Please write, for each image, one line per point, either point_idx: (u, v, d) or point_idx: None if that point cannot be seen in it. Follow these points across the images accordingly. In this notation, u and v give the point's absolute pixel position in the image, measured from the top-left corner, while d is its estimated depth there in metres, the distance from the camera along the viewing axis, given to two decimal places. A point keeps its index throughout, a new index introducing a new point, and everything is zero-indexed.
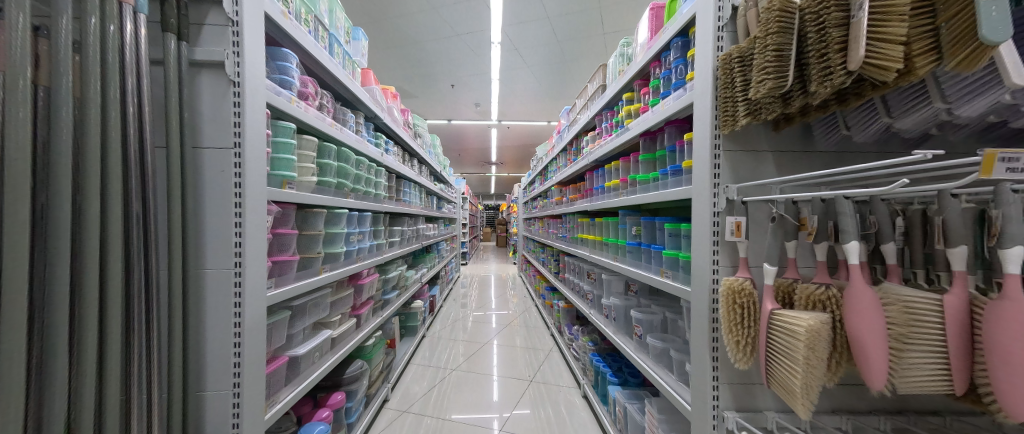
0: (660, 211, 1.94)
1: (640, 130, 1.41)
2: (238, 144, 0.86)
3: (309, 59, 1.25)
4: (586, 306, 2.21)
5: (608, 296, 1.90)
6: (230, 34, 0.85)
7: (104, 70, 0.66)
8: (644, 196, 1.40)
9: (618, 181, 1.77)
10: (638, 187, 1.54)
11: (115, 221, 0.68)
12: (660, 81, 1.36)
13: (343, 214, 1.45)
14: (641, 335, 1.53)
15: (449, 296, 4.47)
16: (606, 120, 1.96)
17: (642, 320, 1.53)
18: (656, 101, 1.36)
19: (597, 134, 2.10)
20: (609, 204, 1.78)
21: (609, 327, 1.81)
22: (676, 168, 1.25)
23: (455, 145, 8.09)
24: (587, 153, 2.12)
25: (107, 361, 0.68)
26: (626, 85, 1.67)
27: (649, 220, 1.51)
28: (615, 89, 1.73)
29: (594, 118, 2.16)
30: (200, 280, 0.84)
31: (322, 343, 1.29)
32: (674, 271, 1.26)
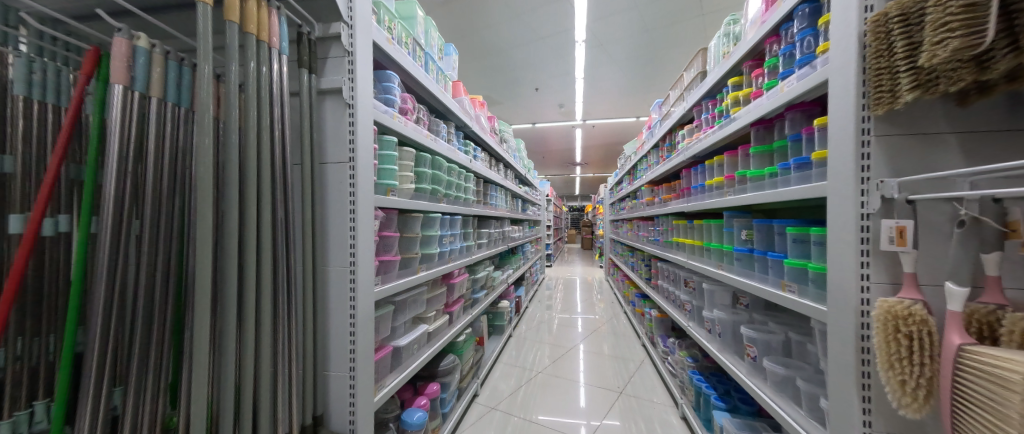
0: (778, 213, 1.62)
1: (751, 119, 1.19)
2: (352, 159, 0.99)
3: (409, 78, 1.40)
4: (683, 317, 1.97)
5: (709, 309, 1.66)
6: (345, 64, 0.99)
7: (259, 103, 0.82)
8: (758, 195, 1.18)
9: (722, 179, 1.53)
10: (748, 185, 1.30)
11: (267, 226, 0.83)
12: (778, 59, 1.13)
13: (437, 217, 1.57)
14: (754, 357, 1.28)
15: (535, 298, 4.50)
16: (707, 111, 1.72)
17: (755, 339, 1.28)
18: (773, 83, 1.14)
19: (695, 127, 1.87)
20: (713, 205, 1.55)
21: (710, 344, 1.57)
22: (801, 161, 1.01)
23: (539, 148, 8.17)
24: (683, 149, 1.90)
25: (263, 340, 0.83)
26: (733, 68, 1.44)
27: (764, 223, 1.27)
28: (719, 74, 1.50)
29: (692, 109, 1.92)
30: (325, 276, 1.00)
31: (419, 336, 1.43)
32: (801, 285, 1.02)
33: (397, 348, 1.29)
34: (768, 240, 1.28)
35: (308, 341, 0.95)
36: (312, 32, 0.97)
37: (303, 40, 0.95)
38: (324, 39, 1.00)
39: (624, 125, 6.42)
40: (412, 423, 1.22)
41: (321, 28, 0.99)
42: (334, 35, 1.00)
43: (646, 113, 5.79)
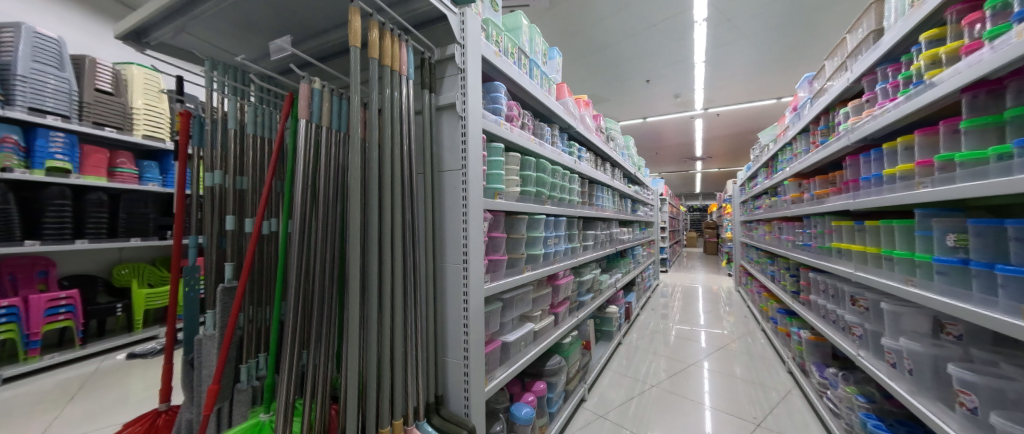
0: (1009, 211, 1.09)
1: (960, 83, 0.83)
2: (464, 165, 1.08)
3: (515, 86, 1.45)
4: (849, 343, 1.51)
5: (890, 335, 1.23)
6: (458, 80, 1.09)
7: (392, 123, 0.97)
8: (973, 187, 0.81)
9: (911, 166, 1.11)
10: (958, 173, 0.90)
11: (399, 226, 0.98)
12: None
13: (541, 219, 1.59)
14: (973, 408, 0.88)
15: (647, 305, 4.14)
16: (885, 80, 1.29)
17: (975, 384, 0.87)
18: (1002, 27, 0.76)
19: (865, 103, 1.42)
20: (893, 202, 1.14)
21: (892, 381, 1.16)
22: None
23: (652, 144, 7.51)
24: (846, 131, 1.46)
25: (397, 324, 0.97)
26: (927, 20, 1.04)
27: (987, 225, 0.86)
28: (901, 32, 1.11)
29: (859, 80, 1.46)
30: (444, 271, 1.11)
31: (526, 334, 1.47)
32: None
33: (505, 343, 1.36)
34: (996, 250, 0.87)
35: (431, 328, 1.07)
36: (432, 57, 1.10)
37: (426, 64, 1.08)
38: (441, 61, 1.12)
39: (760, 109, 5.36)
40: (520, 417, 1.25)
41: (439, 52, 1.11)
42: (449, 56, 1.11)
43: (793, 91, 4.71)
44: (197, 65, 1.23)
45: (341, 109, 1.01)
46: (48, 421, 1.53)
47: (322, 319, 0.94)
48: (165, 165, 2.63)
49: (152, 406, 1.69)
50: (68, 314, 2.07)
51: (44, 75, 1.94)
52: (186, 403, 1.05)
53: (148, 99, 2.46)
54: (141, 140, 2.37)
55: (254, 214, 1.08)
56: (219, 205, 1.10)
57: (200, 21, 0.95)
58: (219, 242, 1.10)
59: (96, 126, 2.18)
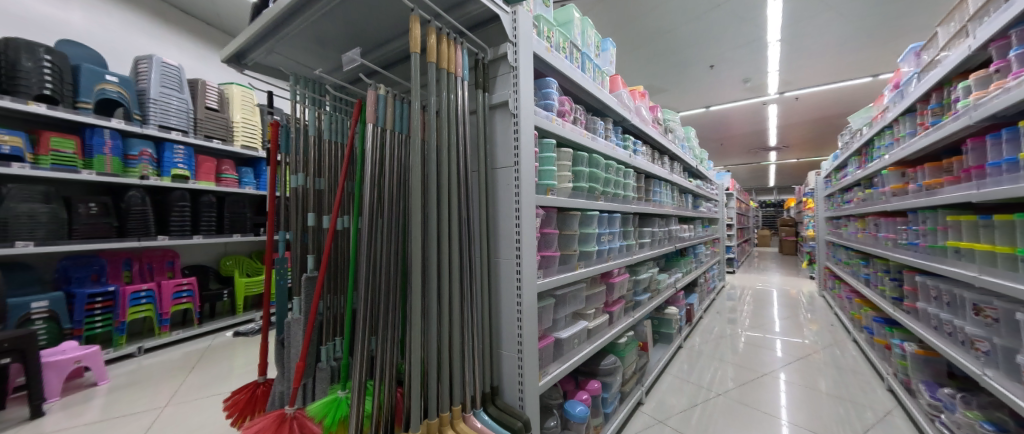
0: None
1: None
2: (517, 162, 1.09)
3: (567, 81, 1.43)
4: (968, 359, 1.26)
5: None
6: (511, 78, 1.10)
7: (448, 124, 1.01)
8: None
9: None
10: None
11: (456, 222, 1.02)
12: None
13: (595, 215, 1.55)
14: None
15: (711, 307, 3.83)
16: (1017, 46, 1.05)
17: None
18: None
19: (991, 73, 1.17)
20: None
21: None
22: None
23: (716, 134, 6.90)
24: (966, 108, 1.22)
25: (455, 316, 1.01)
26: None
27: None
28: None
29: (987, 46, 1.20)
30: (497, 266, 1.14)
31: (579, 332, 1.46)
32: None
33: (558, 340, 1.36)
34: None
35: (486, 320, 1.10)
36: (486, 57, 1.13)
37: (480, 64, 1.11)
38: (494, 60, 1.14)
39: (851, 89, 4.65)
40: (574, 414, 1.24)
41: (492, 51, 1.13)
42: (502, 55, 1.12)
43: (894, 66, 4.01)
44: (285, 81, 1.40)
45: (403, 113, 1.07)
46: (179, 385, 1.87)
47: (388, 307, 1.02)
48: (258, 171, 3.00)
49: (252, 378, 1.97)
50: (185, 298, 2.42)
51: (168, 97, 2.30)
52: (278, 377, 1.21)
53: (244, 114, 2.82)
54: (240, 150, 2.72)
55: (330, 212, 1.20)
56: (302, 203, 1.23)
57: (286, 40, 1.08)
58: (302, 237, 1.24)
59: (206, 139, 2.53)
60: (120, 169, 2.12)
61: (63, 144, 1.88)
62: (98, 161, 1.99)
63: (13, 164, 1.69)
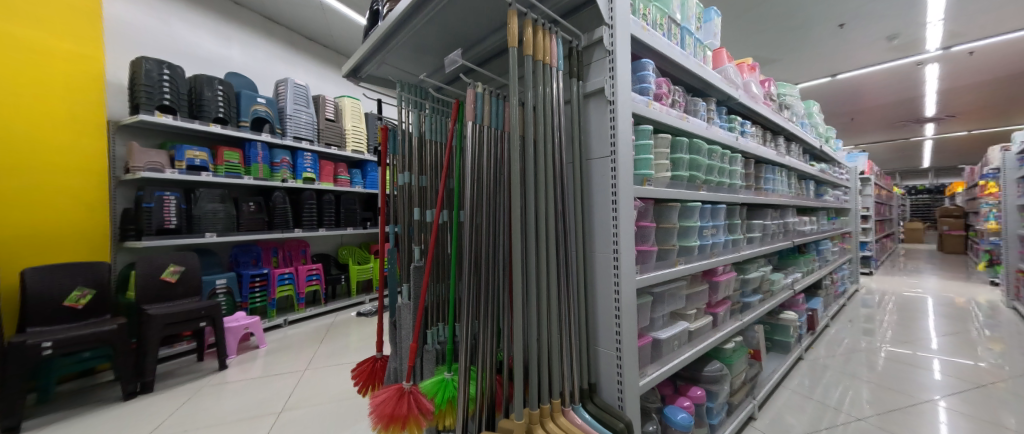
0: None
1: None
2: (613, 152, 1.04)
3: (664, 61, 1.31)
4: None
5: None
6: (607, 63, 1.04)
7: (543, 117, 1.00)
8: None
9: None
10: None
11: (553, 216, 1.00)
12: None
13: (697, 206, 1.40)
14: None
15: (838, 314, 3.21)
16: None
17: None
18: None
19: None
20: None
21: None
22: None
23: (844, 107, 5.67)
24: None
25: (553, 311, 1.00)
26: None
27: None
28: None
29: None
30: (593, 260, 1.10)
31: (679, 333, 1.34)
32: None
33: (657, 340, 1.27)
34: None
35: (584, 315, 1.07)
36: (579, 44, 1.08)
37: (574, 52, 1.07)
38: (589, 46, 1.09)
39: None
40: (677, 422, 1.15)
41: (587, 37, 1.08)
42: (597, 40, 1.06)
43: None
44: (392, 90, 1.57)
45: (498, 109, 1.09)
46: (314, 353, 2.25)
47: (488, 298, 1.06)
48: (366, 172, 3.39)
49: (367, 352, 2.28)
50: (315, 280, 2.87)
51: (299, 112, 2.73)
52: (392, 354, 1.36)
53: (354, 122, 3.21)
54: (351, 154, 3.12)
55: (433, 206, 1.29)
56: (408, 199, 1.35)
57: (395, 51, 1.23)
58: (408, 229, 1.36)
59: (326, 145, 2.96)
60: (268, 174, 2.58)
61: (231, 156, 2.37)
62: (254, 168, 2.47)
63: (202, 173, 2.20)
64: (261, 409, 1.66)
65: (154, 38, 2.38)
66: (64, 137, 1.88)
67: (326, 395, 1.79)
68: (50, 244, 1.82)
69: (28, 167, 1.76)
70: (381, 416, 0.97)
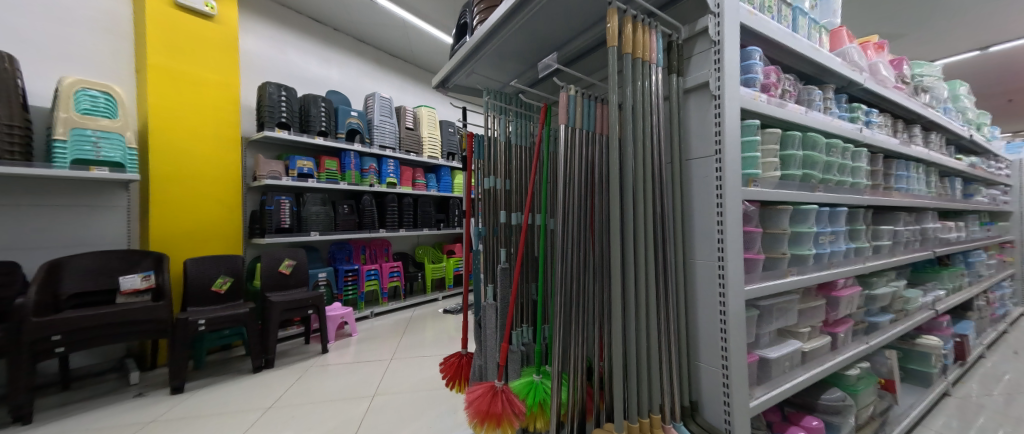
0: None
1: None
2: (719, 150, 0.95)
3: (773, 48, 1.17)
4: None
5: None
6: (712, 55, 0.96)
7: (642, 115, 0.95)
8: None
9: None
10: None
11: (651, 220, 0.95)
12: None
13: (814, 209, 1.23)
14: None
15: (996, 343, 2.58)
16: None
17: None
18: None
19: None
20: None
21: None
22: None
23: (999, 85, 4.57)
24: None
25: (651, 321, 0.94)
26: None
27: None
28: None
29: None
30: (692, 268, 1.02)
31: (791, 353, 1.19)
32: None
33: (764, 359, 1.14)
34: None
35: (682, 326, 1.00)
36: (680, 37, 1.01)
37: (674, 46, 1.01)
38: (690, 38, 1.01)
39: None
40: None
41: (688, 29, 1.01)
42: (701, 30, 0.99)
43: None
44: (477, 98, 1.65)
45: (590, 110, 1.07)
46: (397, 344, 2.44)
47: (581, 302, 1.05)
48: (440, 177, 3.59)
49: (444, 348, 2.41)
50: (397, 277, 3.10)
51: (384, 122, 2.99)
52: (476, 351, 1.40)
53: (430, 129, 3.42)
54: (427, 159, 3.33)
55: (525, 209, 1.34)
56: (493, 202, 1.40)
57: (484, 61, 1.29)
58: (494, 230, 1.41)
59: (407, 152, 3.20)
60: (359, 179, 2.85)
61: (330, 164, 2.68)
62: (348, 175, 2.75)
63: (308, 179, 2.52)
64: (355, 391, 1.84)
65: (275, 65, 2.78)
66: (212, 152, 2.29)
67: (411, 384, 1.92)
68: (200, 240, 2.22)
69: (187, 176, 2.18)
70: (477, 412, 1.01)
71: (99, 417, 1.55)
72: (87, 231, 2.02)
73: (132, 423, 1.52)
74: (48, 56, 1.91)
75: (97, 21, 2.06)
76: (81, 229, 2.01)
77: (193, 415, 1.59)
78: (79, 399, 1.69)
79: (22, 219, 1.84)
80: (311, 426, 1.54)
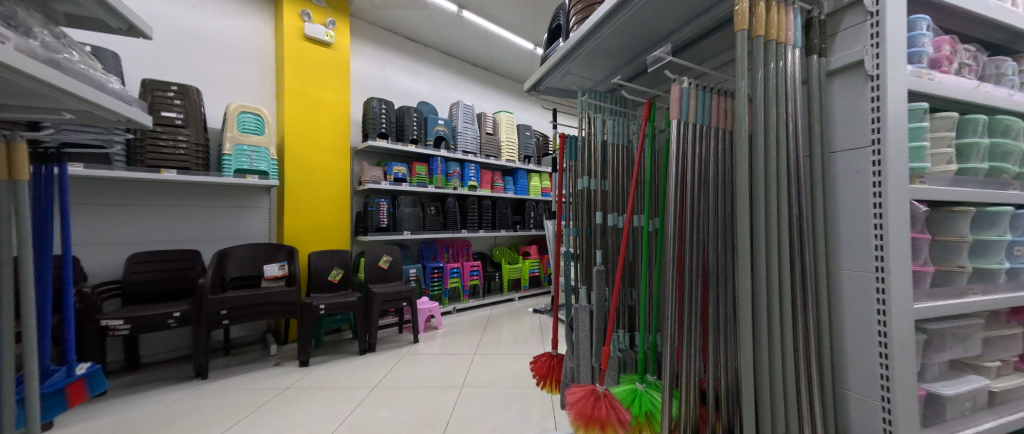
0: None
1: None
2: (879, 140, 0.80)
3: (946, 13, 0.96)
4: None
5: None
6: (868, 28, 0.82)
7: (775, 103, 0.85)
8: None
9: None
10: None
11: (785, 223, 0.83)
12: None
13: (1007, 212, 0.98)
14: None
15: None
16: None
17: None
18: None
19: None
20: None
21: None
22: None
23: None
24: None
25: (784, 337, 0.83)
26: None
27: None
28: None
29: None
30: (837, 278, 0.87)
31: (973, 392, 0.95)
32: None
33: (934, 396, 0.92)
34: None
35: (824, 347, 0.87)
36: (823, 12, 0.88)
37: (814, 24, 0.88)
38: (835, 12, 0.88)
39: None
40: None
41: (833, 2, 0.88)
42: (851, 2, 0.85)
43: None
44: (567, 98, 1.66)
45: (706, 103, 0.99)
46: (479, 340, 2.55)
47: (693, 311, 0.98)
48: (517, 179, 3.68)
49: (523, 347, 2.45)
50: (476, 275, 3.25)
51: (467, 129, 3.16)
52: (568, 354, 1.39)
53: (508, 133, 3.51)
54: (505, 162, 3.44)
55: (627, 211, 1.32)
56: (587, 204, 1.41)
57: (582, 61, 1.30)
58: (587, 232, 1.40)
59: (486, 157, 3.34)
60: (445, 183, 3.05)
61: (421, 169, 2.92)
62: (435, 179, 2.96)
63: (403, 184, 2.77)
64: (446, 380, 1.96)
65: (376, 82, 3.12)
66: (329, 160, 2.66)
67: (497, 380, 1.98)
68: (320, 235, 2.59)
69: (311, 182, 2.56)
70: (580, 414, 1.00)
71: (251, 380, 1.89)
72: (241, 227, 2.48)
73: (274, 387, 1.82)
74: (219, 87, 2.40)
75: (251, 56, 2.54)
76: (237, 225, 2.47)
77: (317, 386, 1.85)
78: (237, 363, 2.08)
79: (201, 217, 2.33)
80: (410, 407, 1.68)
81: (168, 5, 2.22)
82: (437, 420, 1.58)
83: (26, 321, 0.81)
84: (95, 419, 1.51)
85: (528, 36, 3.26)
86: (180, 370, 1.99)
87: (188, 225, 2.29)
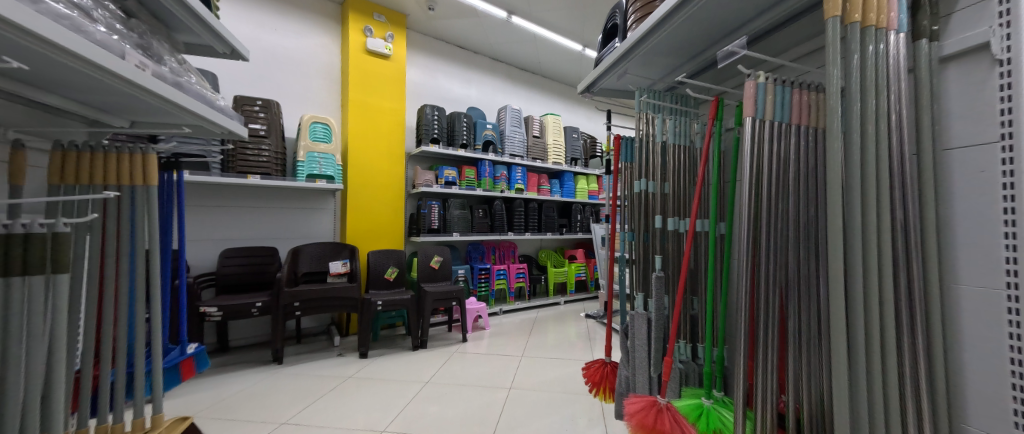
0: None
1: None
2: (1008, 135, 0.70)
3: None
4: None
5: None
6: (995, 5, 0.70)
7: (874, 95, 0.75)
8: None
9: None
10: None
11: (887, 230, 0.74)
12: None
13: None
14: None
15: None
16: None
17: None
18: None
19: None
20: None
21: None
22: None
23: None
24: None
25: (887, 361, 0.73)
26: None
27: None
28: None
29: None
30: (954, 292, 0.77)
31: None
32: None
33: None
34: None
35: (938, 374, 0.75)
36: None
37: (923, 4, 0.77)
38: None
39: None
40: None
41: None
42: None
43: None
44: (623, 97, 1.62)
45: (785, 98, 0.91)
46: (526, 342, 2.56)
47: (770, 324, 0.90)
48: (563, 182, 3.65)
49: (571, 352, 2.41)
50: (522, 278, 3.27)
51: (515, 132, 3.21)
52: (623, 365, 1.33)
53: (555, 136, 3.50)
54: (552, 165, 3.43)
55: (689, 215, 1.25)
56: (644, 207, 1.36)
57: (640, 61, 1.26)
58: (645, 237, 1.36)
59: (533, 160, 3.35)
60: (492, 186, 3.11)
61: (470, 173, 3.01)
62: (484, 182, 3.03)
63: (453, 187, 2.88)
64: (494, 380, 1.99)
65: (429, 89, 3.27)
66: (387, 165, 2.83)
67: (546, 383, 1.97)
68: (377, 235, 2.76)
69: (371, 185, 2.74)
70: (639, 424, 0.97)
71: (318, 367, 2.06)
72: (310, 227, 2.71)
73: (339, 375, 1.98)
74: (294, 100, 2.66)
75: (321, 71, 2.78)
76: (307, 225, 2.71)
77: (375, 377, 1.97)
78: (306, 351, 2.29)
79: (278, 217, 2.59)
80: (461, 404, 1.72)
81: (256, 30, 2.52)
82: (487, 418, 1.61)
83: (154, 307, 0.97)
84: (194, 393, 1.72)
85: (577, 37, 3.23)
86: (259, 354, 2.23)
87: (268, 225, 2.56)
